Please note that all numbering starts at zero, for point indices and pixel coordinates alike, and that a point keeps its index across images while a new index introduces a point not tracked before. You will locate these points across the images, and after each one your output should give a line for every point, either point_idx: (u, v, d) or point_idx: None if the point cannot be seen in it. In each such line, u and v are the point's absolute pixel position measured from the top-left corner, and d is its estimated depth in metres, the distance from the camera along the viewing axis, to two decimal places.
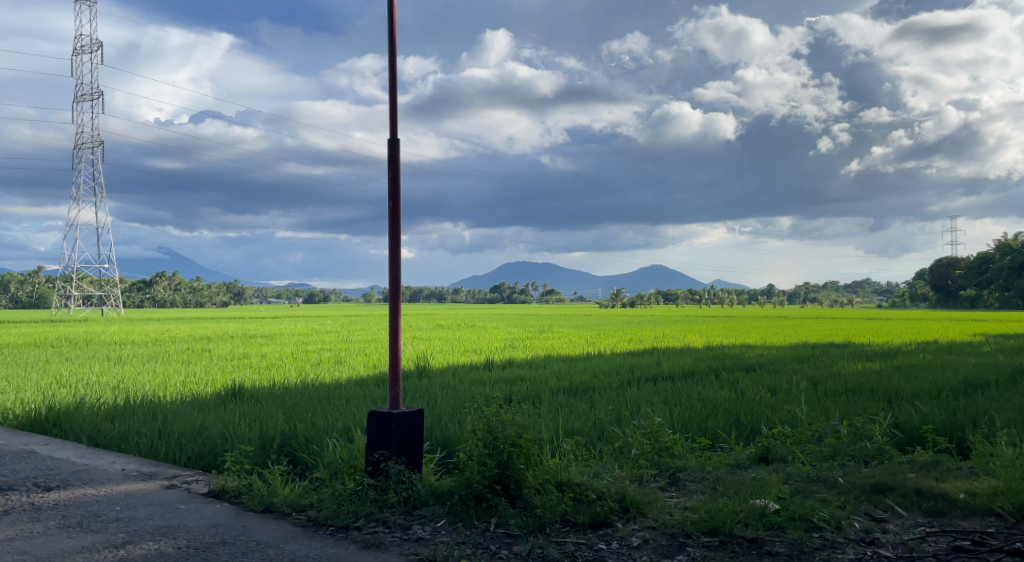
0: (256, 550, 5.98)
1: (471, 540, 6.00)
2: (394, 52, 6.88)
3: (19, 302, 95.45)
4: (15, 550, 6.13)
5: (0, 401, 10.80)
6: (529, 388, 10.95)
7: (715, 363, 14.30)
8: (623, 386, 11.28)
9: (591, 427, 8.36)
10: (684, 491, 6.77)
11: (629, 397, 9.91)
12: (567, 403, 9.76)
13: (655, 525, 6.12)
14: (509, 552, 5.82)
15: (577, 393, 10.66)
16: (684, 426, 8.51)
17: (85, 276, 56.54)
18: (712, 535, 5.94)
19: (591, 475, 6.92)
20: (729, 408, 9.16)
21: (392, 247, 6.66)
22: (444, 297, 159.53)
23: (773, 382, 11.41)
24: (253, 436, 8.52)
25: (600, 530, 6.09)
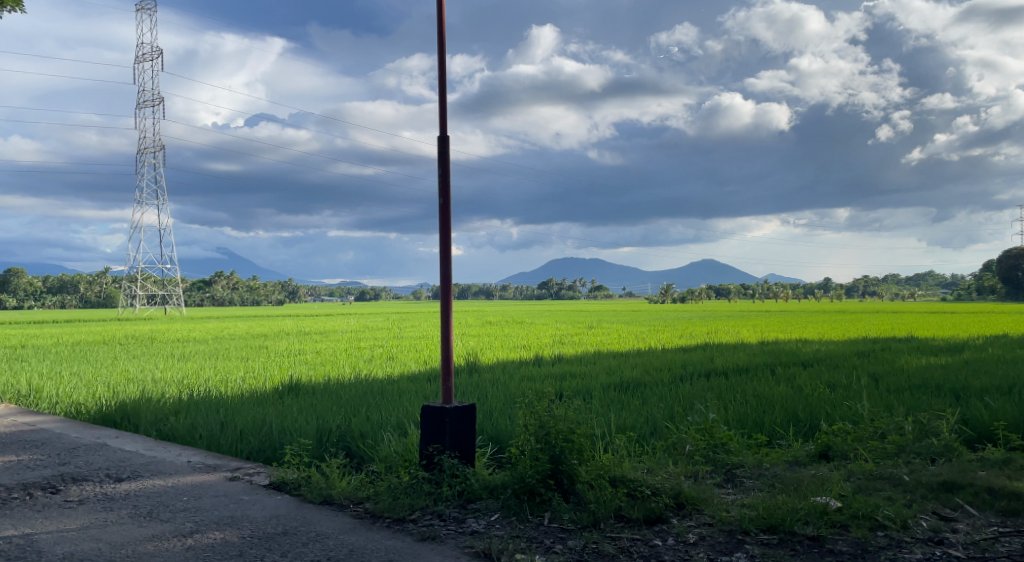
0: (316, 541, 6.26)
1: (525, 534, 6.22)
2: (444, 51, 7.10)
3: (86, 302, 98.39)
4: (91, 537, 6.49)
5: (73, 395, 11.34)
6: (580, 384, 11.15)
7: (770, 359, 14.36)
8: (674, 382, 11.44)
9: (644, 423, 8.54)
10: (741, 488, 6.92)
11: (682, 393, 10.07)
12: (618, 398, 9.96)
13: (712, 522, 6.29)
14: (563, 547, 6.02)
15: (628, 389, 10.86)
16: (740, 422, 8.66)
17: (148, 277, 58.07)
18: (772, 532, 6.09)
19: (646, 471, 7.10)
20: (788, 404, 9.27)
21: (443, 243, 6.91)
22: (495, 294, 160.16)
23: (832, 377, 11.47)
24: (311, 431, 8.85)
25: (656, 526, 6.28)
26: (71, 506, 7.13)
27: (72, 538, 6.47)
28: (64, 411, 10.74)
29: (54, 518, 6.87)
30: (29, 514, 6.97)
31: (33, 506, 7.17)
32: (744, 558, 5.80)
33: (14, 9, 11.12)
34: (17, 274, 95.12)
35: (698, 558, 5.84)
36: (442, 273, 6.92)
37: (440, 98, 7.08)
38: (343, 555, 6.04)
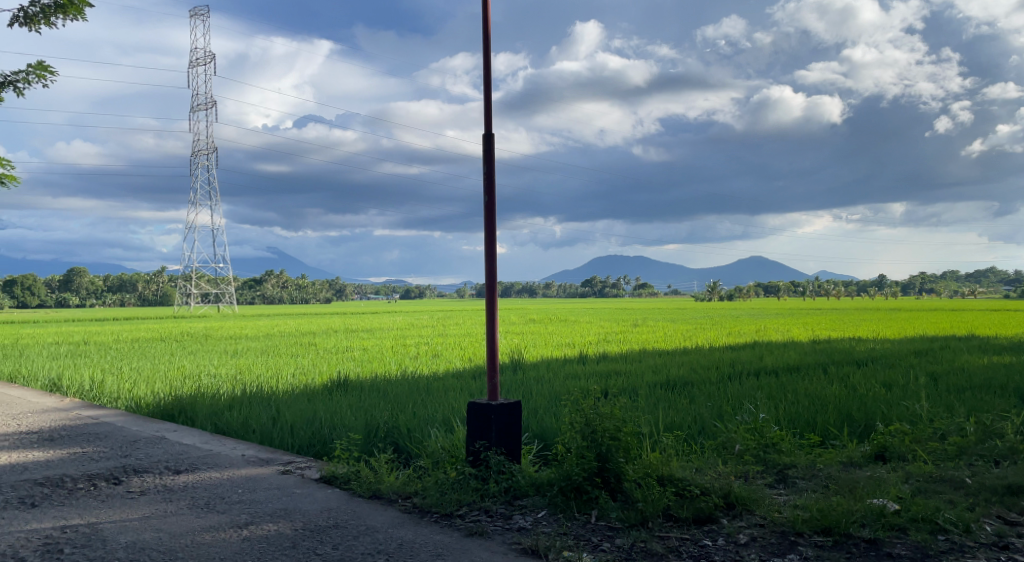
0: (366, 534, 6.48)
1: (572, 531, 6.38)
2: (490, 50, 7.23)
3: (142, 300, 100.71)
4: (152, 526, 6.78)
5: (133, 390, 11.73)
6: (626, 382, 11.26)
7: (824, 358, 14.29)
8: (722, 381, 11.51)
9: (692, 422, 8.65)
10: (793, 489, 7.01)
11: (731, 393, 10.13)
12: (665, 397, 10.07)
13: (763, 522, 6.39)
14: (610, 545, 6.17)
15: (675, 387, 10.95)
16: (791, 422, 8.72)
17: (201, 275, 59.28)
18: (826, 534, 6.17)
19: (694, 470, 7.21)
20: (841, 404, 9.30)
21: (489, 242, 7.09)
22: (539, 291, 160.34)
23: (888, 377, 11.43)
24: (359, 426, 9.08)
25: (705, 526, 6.40)
26: (133, 496, 7.44)
27: (134, 528, 6.76)
28: (123, 406, 11.12)
29: (118, 508, 7.18)
30: (94, 503, 7.29)
31: (98, 496, 7.49)
32: (797, 560, 5.90)
33: (75, 17, 11.51)
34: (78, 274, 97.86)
35: (749, 558, 5.95)
36: (488, 272, 7.11)
37: (485, 97, 7.24)
38: (393, 548, 6.24)
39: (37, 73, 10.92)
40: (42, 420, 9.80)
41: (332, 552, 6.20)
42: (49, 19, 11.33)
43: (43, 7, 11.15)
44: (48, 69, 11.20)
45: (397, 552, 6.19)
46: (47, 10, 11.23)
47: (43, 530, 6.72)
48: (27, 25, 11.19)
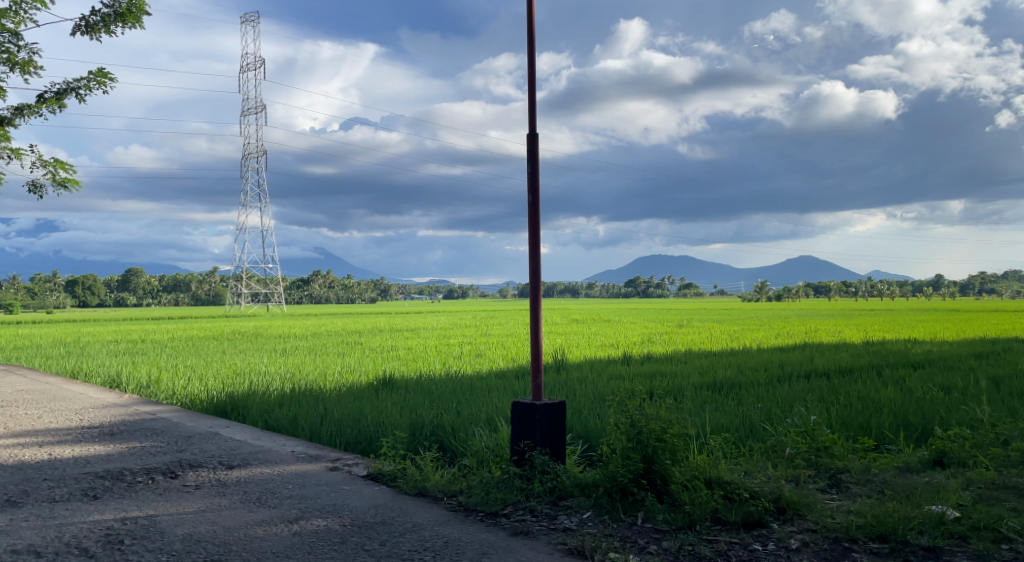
0: (413, 531, 6.67)
1: (618, 533, 6.51)
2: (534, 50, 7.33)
3: (195, 299, 102.63)
4: (207, 520, 7.03)
5: (188, 387, 12.09)
6: (672, 383, 11.34)
7: (876, 360, 14.22)
8: (771, 383, 11.55)
9: (740, 425, 8.71)
10: (847, 494, 7.05)
11: (780, 395, 10.16)
12: (711, 398, 10.16)
13: (815, 528, 6.46)
14: (658, 548, 6.29)
15: (722, 389, 11.01)
16: (843, 426, 8.74)
17: (251, 275, 60.38)
18: (882, 541, 6.23)
19: (743, 474, 7.28)
20: (896, 408, 9.29)
21: (533, 244, 7.24)
22: (582, 292, 160.17)
23: (946, 380, 11.35)
24: (406, 425, 9.27)
25: (755, 530, 6.48)
26: (189, 490, 7.70)
27: (190, 520, 7.01)
28: (179, 402, 11.47)
29: (175, 501, 7.45)
30: (152, 496, 7.57)
31: (155, 488, 7.77)
32: None
33: (133, 26, 11.90)
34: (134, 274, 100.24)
35: None
36: (533, 273, 7.24)
37: (530, 99, 7.37)
38: (439, 546, 6.42)
39: (97, 80, 11.29)
40: (101, 415, 10.15)
41: (380, 549, 6.40)
42: (109, 27, 11.72)
43: (103, 16, 11.53)
44: (108, 75, 11.57)
45: (444, 550, 6.37)
46: (108, 19, 11.62)
47: (104, 521, 7.00)
48: (88, 33, 11.58)
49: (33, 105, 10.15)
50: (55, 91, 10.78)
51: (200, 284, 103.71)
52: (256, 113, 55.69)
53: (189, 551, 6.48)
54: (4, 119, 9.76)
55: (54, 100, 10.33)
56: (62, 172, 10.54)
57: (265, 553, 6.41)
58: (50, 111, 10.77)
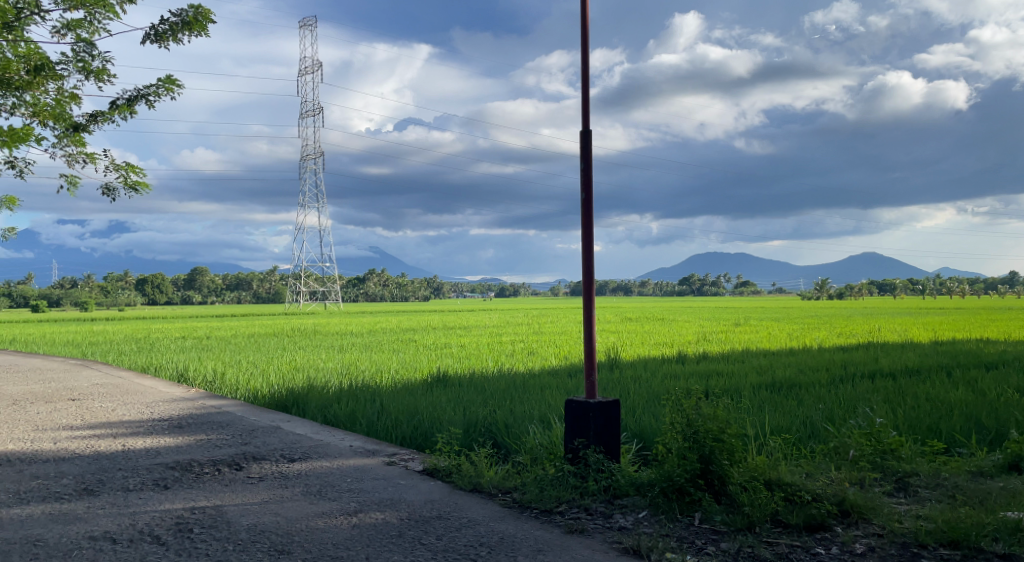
0: (468, 527, 6.87)
1: (675, 533, 6.64)
2: (588, 47, 7.45)
3: (255, 298, 104.77)
4: (272, 511, 7.32)
5: (250, 381, 12.50)
6: (730, 383, 11.42)
7: (947, 360, 14.08)
8: (832, 383, 11.55)
9: (800, 426, 8.76)
10: (915, 498, 7.07)
11: (844, 396, 10.18)
12: (769, 398, 10.23)
13: (880, 532, 6.52)
14: (715, 549, 6.41)
15: (781, 389, 11.07)
16: (912, 428, 8.73)
17: (310, 274, 61.62)
18: (954, 547, 6.27)
19: (805, 476, 7.33)
20: (968, 411, 9.24)
21: (587, 244, 7.39)
22: (635, 289, 159.28)
23: (1019, 382, 11.21)
24: (460, 422, 9.48)
25: (818, 533, 6.56)
26: (253, 482, 8.01)
27: (255, 511, 7.30)
28: (243, 396, 11.84)
29: (240, 492, 7.76)
30: (219, 487, 7.89)
31: (222, 479, 8.09)
32: None
33: (200, 33, 12.30)
34: (199, 274, 103.02)
35: None
36: (586, 272, 7.39)
37: (584, 97, 7.50)
38: (495, 542, 6.61)
39: (165, 86, 11.71)
40: (170, 408, 10.56)
41: (436, 543, 6.61)
42: (177, 35, 12.14)
43: (171, 25, 11.95)
44: (176, 82, 11.98)
45: (499, 545, 6.56)
46: (176, 27, 12.04)
47: (175, 510, 7.32)
48: (157, 41, 12.01)
49: (107, 111, 10.58)
50: (126, 98, 11.23)
51: (261, 282, 105.95)
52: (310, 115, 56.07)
53: (254, 541, 6.76)
54: (80, 127, 10.19)
55: (126, 107, 10.76)
56: (134, 175, 10.97)
57: (326, 544, 6.67)
58: (122, 117, 11.21)
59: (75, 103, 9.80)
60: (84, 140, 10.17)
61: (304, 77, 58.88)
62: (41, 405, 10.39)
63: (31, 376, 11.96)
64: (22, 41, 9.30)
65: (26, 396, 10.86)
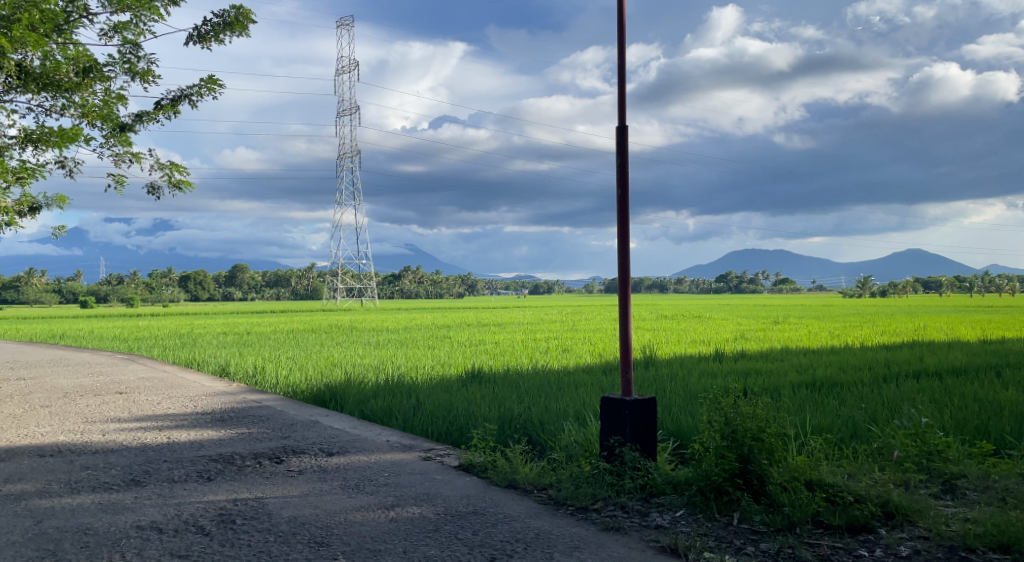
0: (504, 522, 6.98)
1: (713, 533, 6.70)
2: (624, 43, 7.51)
3: (294, 294, 105.94)
4: (311, 504, 7.48)
5: (288, 376, 12.74)
6: (770, 382, 11.43)
7: (994, 360, 13.89)
8: (876, 382, 11.51)
9: (842, 426, 8.77)
10: (963, 501, 7.07)
11: (887, 395, 10.16)
12: (810, 397, 10.24)
13: (926, 535, 6.54)
14: (755, 549, 6.47)
15: (822, 388, 11.06)
16: (958, 428, 8.70)
17: (348, 271, 62.29)
18: (1003, 551, 6.28)
19: (847, 476, 7.34)
20: (1016, 412, 9.17)
21: (623, 243, 7.47)
22: (671, 286, 158.22)
23: None
24: (495, 418, 9.60)
25: (861, 535, 6.59)
26: (293, 475, 8.19)
27: (295, 504, 7.48)
28: (282, 391, 12.06)
29: (280, 485, 7.94)
30: (260, 479, 8.08)
31: (262, 472, 8.28)
32: None
33: (241, 34, 12.53)
34: (240, 271, 104.55)
35: None
36: (623, 270, 7.47)
37: (620, 93, 7.56)
38: (530, 538, 6.72)
39: (207, 86, 11.96)
40: (212, 402, 10.80)
41: (473, 538, 6.73)
42: (219, 36, 12.38)
43: (213, 26, 12.20)
44: (218, 82, 12.22)
45: (535, 542, 6.66)
46: (217, 28, 12.28)
47: (218, 502, 7.52)
48: (199, 42, 12.26)
49: (152, 111, 10.84)
50: (171, 98, 11.48)
51: (300, 279, 107.18)
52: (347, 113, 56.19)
53: (295, 533, 6.92)
54: (126, 127, 10.45)
55: (171, 107, 11.01)
56: (178, 175, 11.22)
57: (364, 537, 6.81)
58: (167, 116, 11.47)
59: (122, 103, 10.05)
60: (131, 140, 10.43)
61: (340, 77, 58.55)
62: (90, 398, 10.68)
63: (80, 370, 12.29)
64: (71, 44, 9.54)
65: (76, 389, 11.17)
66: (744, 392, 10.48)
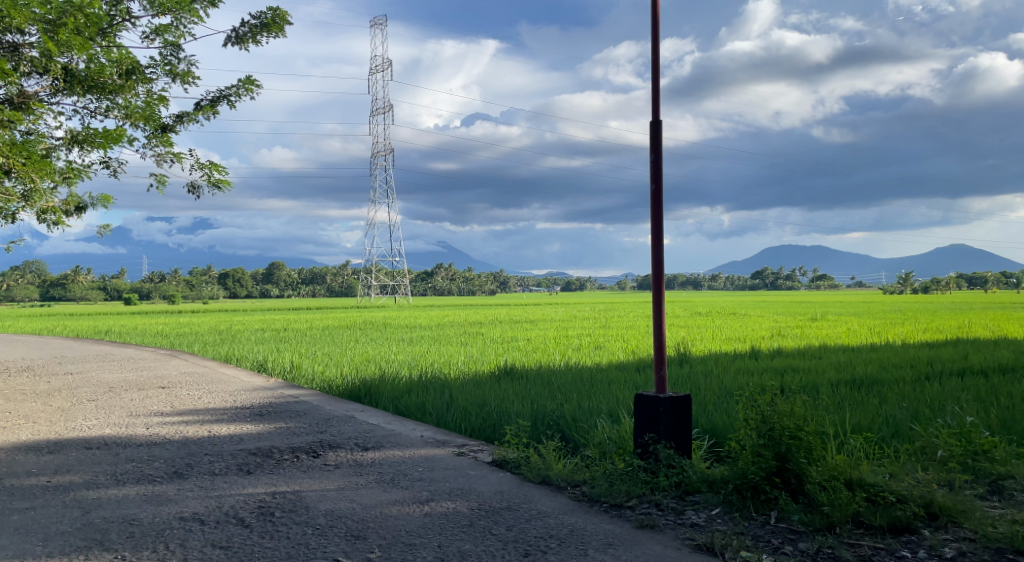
0: (538, 518, 7.09)
1: (750, 532, 6.75)
2: (658, 40, 7.56)
3: (329, 291, 106.77)
4: (348, 497, 7.63)
5: (322, 372, 12.93)
6: (806, 379, 11.41)
7: None
8: (917, 381, 11.44)
9: (882, 424, 8.76)
10: (1009, 502, 7.05)
11: (928, 394, 10.12)
12: (848, 395, 10.23)
13: (972, 537, 6.54)
14: (793, 548, 6.51)
15: (862, 386, 11.03)
16: (1003, 428, 8.65)
17: (380, 269, 62.73)
18: None
19: (889, 476, 7.34)
20: None
21: (657, 241, 7.53)
22: (705, 283, 157.29)
23: None
24: (528, 414, 9.71)
25: (903, 536, 6.61)
26: (330, 469, 8.36)
27: (332, 497, 7.63)
28: (318, 386, 12.26)
29: (317, 478, 8.11)
30: (297, 473, 8.26)
31: (299, 466, 8.45)
32: None
33: (277, 35, 12.72)
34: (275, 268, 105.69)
35: None
36: (658, 268, 7.52)
37: (654, 88, 7.61)
38: (564, 534, 6.82)
39: (244, 87, 12.16)
40: (251, 396, 11.02)
41: (506, 533, 6.84)
42: (256, 37, 12.58)
43: (251, 27, 12.40)
44: (255, 82, 12.42)
45: (569, 538, 6.76)
46: (255, 29, 12.48)
47: (257, 494, 7.69)
48: (238, 44, 12.48)
49: (191, 112, 11.04)
50: (209, 99, 11.68)
51: (334, 276, 108.05)
52: (382, 112, 56.41)
53: (332, 526, 7.06)
54: (168, 128, 10.68)
55: (210, 108, 11.22)
56: (218, 175, 11.42)
57: (399, 531, 6.94)
58: (206, 117, 11.67)
59: (163, 105, 10.26)
60: (171, 140, 10.64)
61: (372, 76, 58.69)
62: (133, 392, 10.95)
63: (124, 365, 12.58)
64: (115, 46, 9.75)
65: (120, 383, 11.44)
66: (781, 390, 10.49)
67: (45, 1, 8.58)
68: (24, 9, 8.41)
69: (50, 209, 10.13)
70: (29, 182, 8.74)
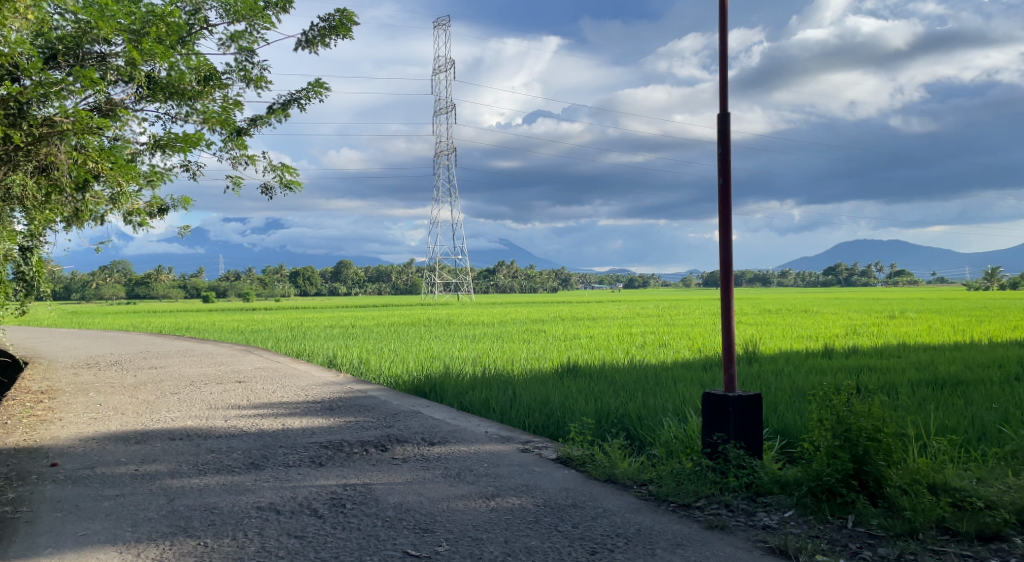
0: (603, 516, 7.23)
1: (826, 535, 6.80)
2: (724, 38, 7.63)
3: (393, 288, 108.18)
4: (415, 491, 7.86)
5: (388, 367, 13.22)
6: (884, 379, 11.29)
7: None
8: (1002, 382, 11.20)
9: (969, 427, 8.66)
10: None
11: (1015, 396, 9.93)
12: (928, 396, 10.10)
13: None
14: (872, 554, 6.54)
15: (945, 387, 10.86)
16: None
17: (444, 268, 63.31)
18: None
19: (976, 480, 7.20)
20: None
21: (726, 241, 7.60)
22: (772, 280, 154.80)
23: None
24: (592, 412, 9.84)
25: (992, 544, 6.59)
26: (398, 462, 8.61)
27: (401, 491, 7.88)
28: (386, 383, 12.54)
29: (386, 471, 8.37)
30: (366, 466, 8.53)
31: (368, 459, 8.72)
32: None
33: (345, 37, 13.04)
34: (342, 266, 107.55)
35: None
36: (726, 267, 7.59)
37: (722, 83, 7.67)
38: (631, 533, 6.95)
39: (313, 89, 12.51)
40: (323, 391, 11.35)
41: (573, 530, 7.00)
42: (325, 40, 12.93)
43: (320, 30, 12.75)
44: (324, 85, 12.77)
45: (636, 537, 6.88)
46: (323, 32, 12.82)
47: (329, 486, 7.97)
48: (307, 47, 12.84)
49: (264, 115, 11.40)
50: (281, 103, 12.04)
51: (398, 274, 109.54)
52: (445, 111, 56.99)
53: (401, 519, 7.30)
54: (242, 131, 11.06)
55: (282, 111, 11.56)
56: (289, 176, 11.77)
57: (465, 525, 7.15)
58: (278, 120, 12.04)
59: (238, 109, 10.62)
60: (247, 143, 11.03)
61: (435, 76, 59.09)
62: (212, 386, 11.38)
63: (202, 360, 13.05)
64: (194, 54, 10.14)
65: (199, 377, 11.87)
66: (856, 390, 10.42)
67: (128, 12, 8.96)
68: (111, 20, 8.81)
69: (135, 210, 10.59)
70: (115, 185, 9.17)
